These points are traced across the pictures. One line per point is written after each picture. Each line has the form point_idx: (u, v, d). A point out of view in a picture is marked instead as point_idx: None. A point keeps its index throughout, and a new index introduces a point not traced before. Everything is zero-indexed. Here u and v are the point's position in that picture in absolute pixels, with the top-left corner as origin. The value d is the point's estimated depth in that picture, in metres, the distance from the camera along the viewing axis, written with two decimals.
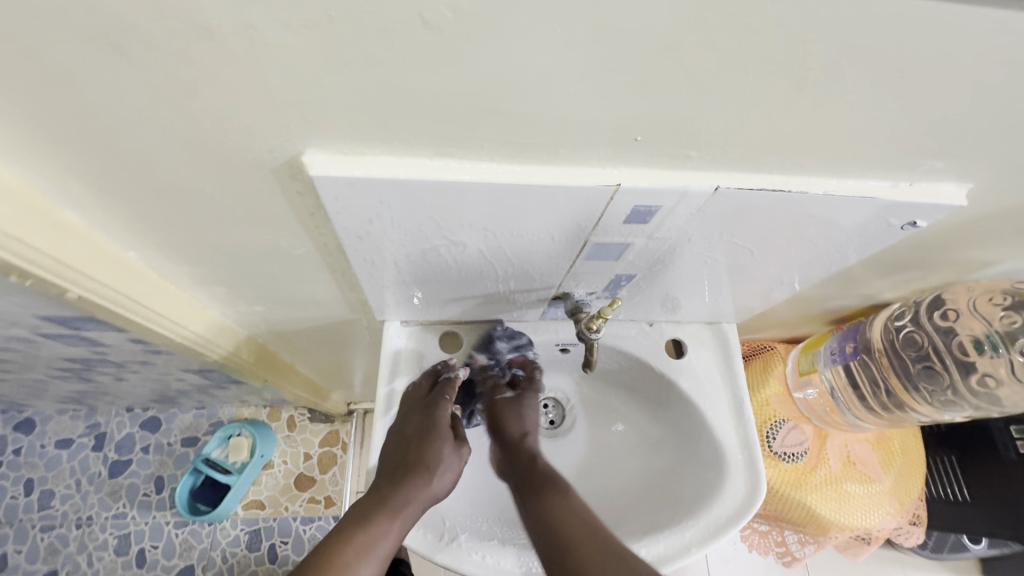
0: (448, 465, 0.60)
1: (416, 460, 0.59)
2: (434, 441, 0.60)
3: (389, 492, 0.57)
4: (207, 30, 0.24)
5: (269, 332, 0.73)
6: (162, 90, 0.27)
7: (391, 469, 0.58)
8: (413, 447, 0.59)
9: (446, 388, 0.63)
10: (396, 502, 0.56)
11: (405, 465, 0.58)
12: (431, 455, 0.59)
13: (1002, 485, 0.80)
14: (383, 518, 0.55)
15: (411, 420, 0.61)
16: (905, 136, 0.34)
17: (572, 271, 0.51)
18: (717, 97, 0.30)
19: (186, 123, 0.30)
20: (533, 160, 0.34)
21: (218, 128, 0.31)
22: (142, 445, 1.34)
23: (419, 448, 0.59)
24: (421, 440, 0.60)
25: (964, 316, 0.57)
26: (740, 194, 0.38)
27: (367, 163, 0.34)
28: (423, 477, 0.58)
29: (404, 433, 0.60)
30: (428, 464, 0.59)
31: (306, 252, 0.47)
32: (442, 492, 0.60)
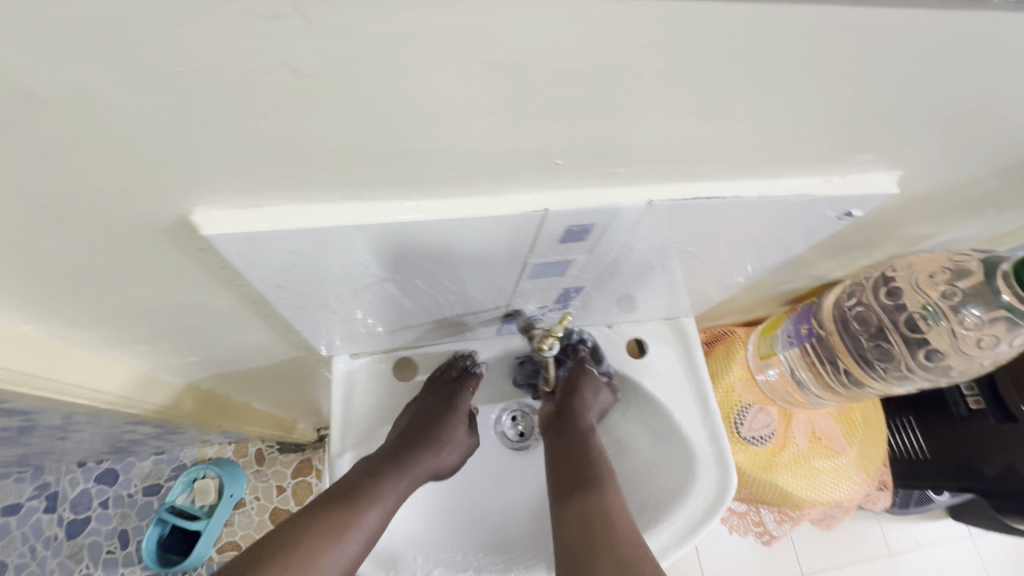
0: (460, 443, 0.62)
1: (432, 433, 0.59)
2: (449, 421, 0.61)
3: (403, 457, 0.57)
4: (33, 100, 0.20)
5: (212, 378, 0.68)
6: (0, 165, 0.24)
7: (405, 437, 0.59)
8: (433, 420, 0.60)
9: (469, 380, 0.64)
10: (406, 466, 0.56)
11: (422, 436, 0.59)
12: (447, 431, 0.60)
13: (954, 440, 0.83)
14: (392, 478, 0.55)
15: (433, 397, 0.63)
16: (833, 134, 0.33)
17: (518, 289, 0.49)
18: (634, 116, 0.28)
19: (43, 194, 0.26)
20: (451, 194, 0.32)
21: (83, 195, 0.27)
22: (101, 500, 1.26)
23: (437, 423, 0.60)
24: (439, 417, 0.61)
25: (907, 291, 0.57)
26: (675, 205, 0.36)
27: (268, 215, 0.31)
28: (436, 450, 0.59)
29: (425, 408, 0.61)
30: (443, 439, 0.60)
31: (228, 303, 0.43)
32: (447, 467, 0.61)
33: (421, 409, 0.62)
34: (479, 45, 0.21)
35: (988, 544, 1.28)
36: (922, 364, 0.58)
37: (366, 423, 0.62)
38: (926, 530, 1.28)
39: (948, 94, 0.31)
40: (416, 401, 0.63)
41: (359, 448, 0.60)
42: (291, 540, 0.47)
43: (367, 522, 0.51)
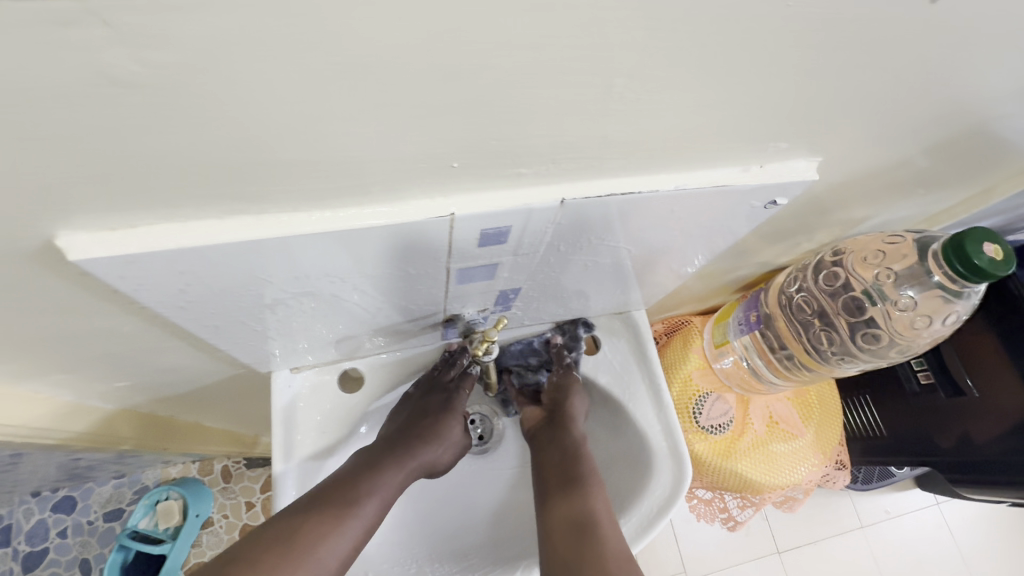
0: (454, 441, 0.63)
1: (428, 429, 0.60)
2: (446, 419, 0.62)
3: (399, 451, 0.57)
4: None
5: (149, 401, 0.65)
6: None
7: (401, 433, 0.59)
8: (429, 416, 0.61)
9: (467, 380, 0.65)
10: (404, 460, 0.56)
11: (418, 432, 0.59)
12: (444, 428, 0.61)
13: (908, 415, 0.85)
14: (389, 471, 0.54)
15: (428, 396, 0.63)
16: (742, 124, 0.32)
17: (451, 295, 0.48)
18: (522, 115, 0.26)
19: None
20: (346, 203, 0.30)
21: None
22: (58, 530, 1.21)
23: (433, 420, 0.61)
24: (434, 415, 0.61)
25: (845, 275, 0.58)
26: (588, 203, 0.35)
27: (144, 234, 0.28)
28: (432, 445, 0.59)
29: (420, 407, 0.62)
30: (438, 435, 0.60)
31: (136, 327, 0.40)
32: (441, 464, 0.62)
33: (415, 408, 0.62)
34: (322, 47, 0.20)
35: (953, 510, 1.32)
36: (862, 346, 0.59)
37: (310, 437, 0.59)
38: (894, 500, 1.31)
39: (850, 80, 0.31)
40: (410, 402, 0.64)
41: (303, 464, 0.58)
42: (292, 529, 0.45)
43: (368, 512, 0.50)
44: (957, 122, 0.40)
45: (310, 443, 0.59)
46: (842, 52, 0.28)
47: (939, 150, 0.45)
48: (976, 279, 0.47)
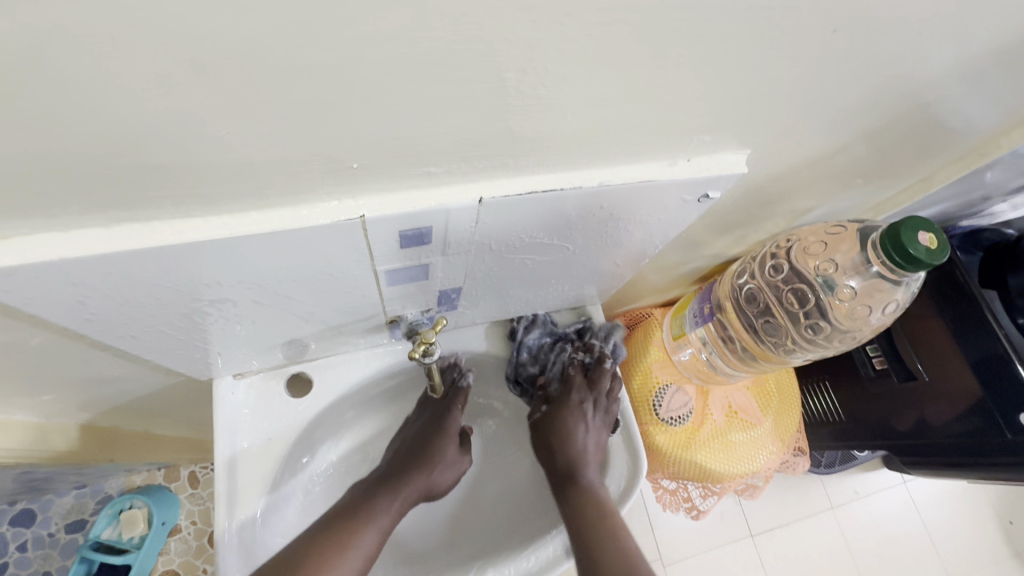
0: (451, 463, 0.64)
1: (423, 455, 0.62)
2: (439, 441, 0.63)
3: (396, 478, 0.59)
4: None
5: (89, 412, 0.63)
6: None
7: (397, 462, 0.62)
8: (424, 442, 0.63)
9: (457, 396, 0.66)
10: (399, 485, 0.59)
11: (413, 459, 0.61)
12: (442, 452, 0.63)
13: (864, 400, 0.87)
14: (384, 497, 0.57)
15: (425, 418, 0.65)
16: (657, 118, 0.32)
17: (386, 297, 0.47)
18: (413, 113, 0.25)
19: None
20: (243, 206, 0.29)
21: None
22: (18, 544, 1.18)
23: (430, 443, 0.63)
24: (430, 439, 0.63)
25: (789, 267, 0.58)
26: (508, 201, 0.34)
27: (21, 245, 0.27)
28: (428, 470, 0.61)
29: (416, 433, 0.64)
30: (438, 459, 0.62)
31: (46, 339, 0.39)
32: (442, 487, 0.64)
33: (413, 434, 0.64)
34: (161, 45, 0.18)
35: (920, 488, 1.35)
36: (809, 336, 0.59)
37: (255, 445, 0.58)
38: (863, 480, 1.34)
39: (763, 73, 0.30)
40: (413, 428, 0.65)
41: (248, 472, 0.57)
42: (302, 560, 0.49)
43: (366, 540, 0.53)
44: (883, 113, 0.40)
45: (255, 451, 0.58)
46: (747, 42, 0.27)
47: (871, 140, 0.45)
48: (912, 268, 0.48)
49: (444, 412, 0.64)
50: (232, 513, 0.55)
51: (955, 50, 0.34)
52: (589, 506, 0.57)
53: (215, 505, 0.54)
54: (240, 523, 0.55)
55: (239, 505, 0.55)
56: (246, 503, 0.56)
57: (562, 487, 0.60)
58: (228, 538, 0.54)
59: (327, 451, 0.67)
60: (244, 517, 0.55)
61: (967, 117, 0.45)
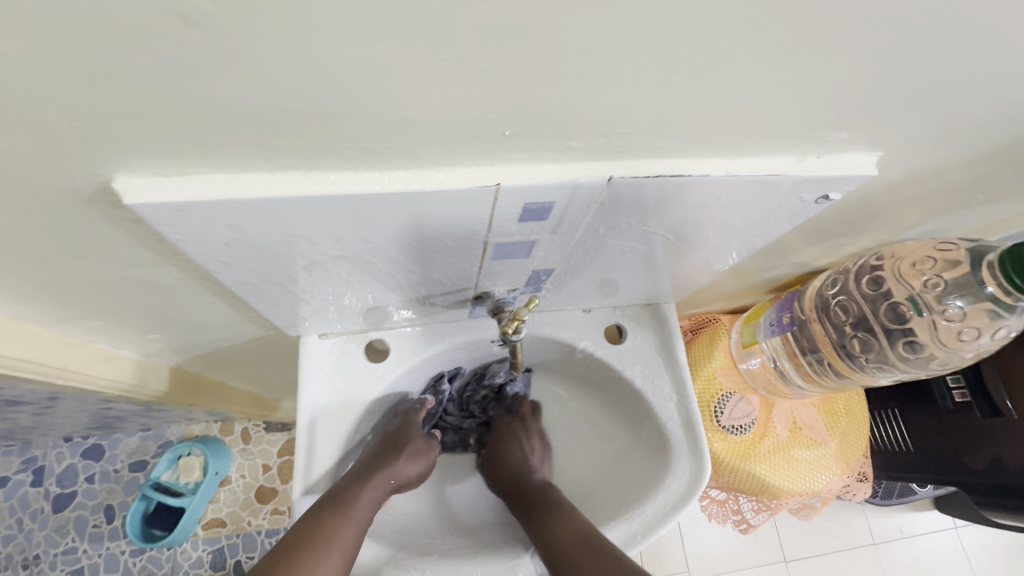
0: (422, 451, 0.63)
1: (390, 445, 0.61)
2: (403, 433, 0.62)
3: (362, 470, 0.57)
4: None
5: (181, 356, 0.67)
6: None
7: (366, 457, 0.60)
8: (390, 436, 0.62)
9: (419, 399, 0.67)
10: (367, 475, 0.57)
11: (381, 450, 0.60)
12: (409, 441, 0.62)
13: (937, 433, 0.83)
14: (355, 487, 0.55)
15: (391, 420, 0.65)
16: (804, 109, 0.31)
17: (484, 271, 0.47)
18: (578, 84, 0.26)
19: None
20: (393, 165, 0.30)
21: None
22: (87, 475, 1.26)
23: (396, 436, 0.62)
24: (394, 432, 0.62)
25: (891, 280, 0.56)
26: (635, 182, 0.34)
27: (195, 183, 0.29)
28: (397, 455, 0.60)
29: (383, 432, 0.63)
30: (406, 451, 0.61)
31: (177, 279, 0.41)
32: (413, 477, 0.61)
33: (381, 434, 0.64)
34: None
35: (972, 536, 1.28)
36: (902, 356, 0.57)
37: (334, 403, 0.61)
38: (911, 519, 1.28)
39: (926, 70, 0.29)
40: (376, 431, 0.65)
41: (326, 428, 0.59)
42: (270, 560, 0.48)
43: (342, 534, 0.51)
44: None
45: (335, 408, 0.60)
46: (922, 34, 0.26)
47: (1004, 156, 0.43)
48: None
49: (406, 411, 0.66)
50: (310, 463, 0.58)
51: None
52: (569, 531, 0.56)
53: (295, 455, 0.58)
54: (319, 473, 0.58)
55: (319, 456, 0.58)
56: (326, 457, 0.58)
57: (546, 513, 0.59)
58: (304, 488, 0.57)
59: None
60: (322, 468, 0.58)
61: None
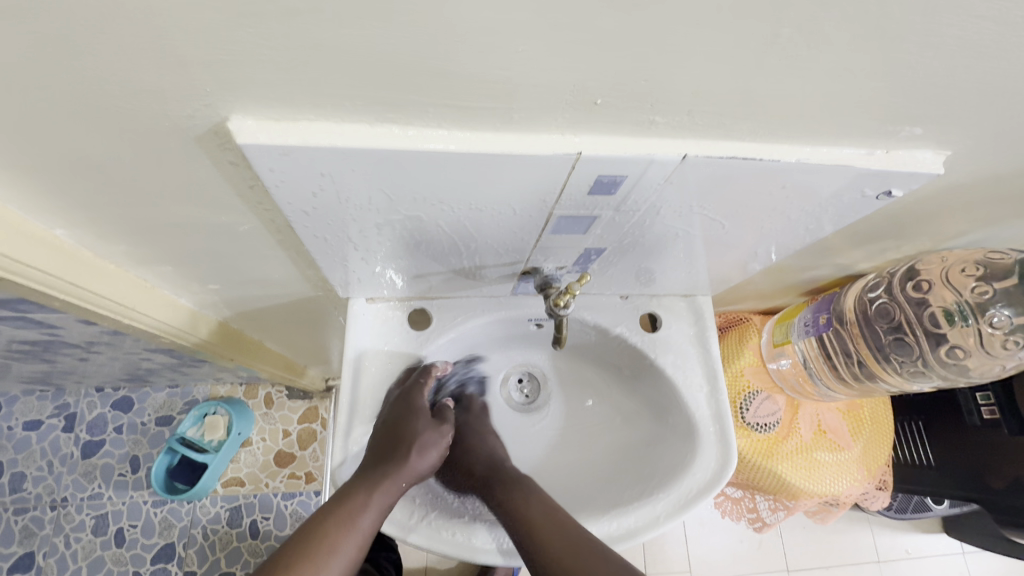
0: (430, 443, 0.59)
1: (396, 438, 0.57)
2: (409, 421, 0.58)
3: (370, 470, 0.54)
4: None
5: (230, 311, 0.70)
6: (25, 41, 0.24)
7: (370, 451, 0.56)
8: (397, 425, 0.57)
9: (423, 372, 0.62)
10: (376, 479, 0.54)
11: (386, 448, 0.56)
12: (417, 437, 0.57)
13: (963, 448, 0.83)
14: (359, 495, 0.52)
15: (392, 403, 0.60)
16: (884, 100, 0.32)
17: (539, 245, 0.49)
18: (678, 55, 0.27)
19: (68, 76, 0.26)
20: (485, 126, 0.32)
21: (110, 87, 0.27)
22: (115, 426, 1.31)
23: (403, 429, 0.57)
24: (399, 423, 0.57)
25: (936, 286, 0.56)
26: (708, 162, 0.35)
27: (301, 129, 0.31)
28: (407, 454, 0.56)
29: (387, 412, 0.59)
30: (413, 446, 0.57)
31: (253, 228, 0.44)
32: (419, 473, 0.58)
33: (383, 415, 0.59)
34: None
35: (981, 564, 1.27)
36: (941, 361, 0.58)
37: (377, 363, 0.62)
38: (919, 541, 1.27)
39: (1013, 69, 0.30)
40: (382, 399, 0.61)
41: (371, 386, 0.61)
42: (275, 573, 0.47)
43: (346, 544, 0.50)
44: None
45: (377, 367, 0.62)
46: (1016, 31, 0.27)
47: None
48: None
49: (409, 392, 0.60)
50: (351, 419, 0.60)
51: None
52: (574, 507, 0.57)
53: (337, 411, 0.60)
54: (358, 429, 0.59)
55: (357, 413, 0.60)
56: (364, 413, 0.60)
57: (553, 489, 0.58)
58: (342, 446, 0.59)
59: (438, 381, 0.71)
60: (361, 425, 0.60)
61: None
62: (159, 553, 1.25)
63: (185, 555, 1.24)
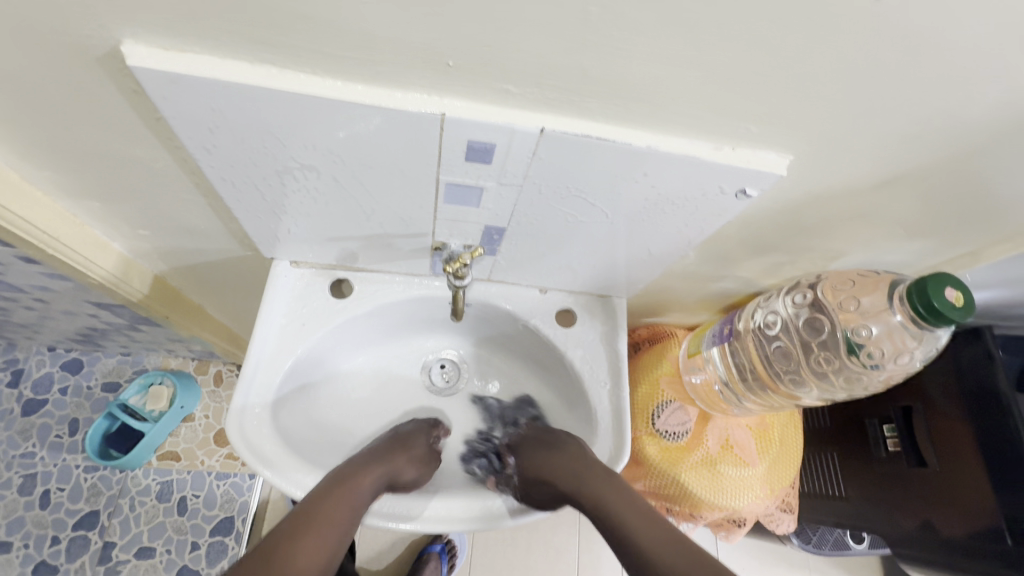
0: (425, 460, 0.63)
1: (397, 443, 0.62)
2: (413, 438, 0.64)
3: (368, 459, 0.58)
4: None
5: (167, 266, 0.73)
6: None
7: (375, 445, 0.61)
8: (398, 436, 0.64)
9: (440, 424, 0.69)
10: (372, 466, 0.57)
11: (386, 447, 0.61)
12: (416, 448, 0.62)
13: (870, 481, 0.83)
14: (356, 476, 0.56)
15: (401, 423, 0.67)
16: (711, 93, 0.36)
17: (440, 217, 0.52)
18: (510, 24, 0.31)
19: None
20: (353, 75, 0.36)
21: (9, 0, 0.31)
22: (60, 386, 1.31)
23: (403, 439, 0.63)
24: (403, 437, 0.63)
25: (816, 297, 0.61)
26: (566, 138, 0.40)
27: (187, 59, 0.34)
28: (403, 455, 0.61)
29: (390, 432, 0.65)
30: (411, 454, 0.61)
31: (168, 166, 0.47)
32: (410, 480, 0.60)
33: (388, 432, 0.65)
34: None
35: None
36: (816, 367, 0.61)
37: (290, 323, 0.65)
38: None
39: (808, 74, 0.35)
40: (289, 366, 0.63)
41: (280, 344, 0.64)
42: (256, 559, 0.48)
43: (346, 517, 0.53)
44: (926, 154, 0.42)
45: (289, 327, 0.65)
46: (795, 33, 0.31)
47: (918, 185, 0.46)
48: (932, 321, 0.49)
49: (420, 424, 0.67)
50: (256, 373, 0.61)
51: (999, 104, 0.37)
52: (648, 552, 0.52)
53: (235, 390, 0.60)
54: (256, 405, 0.60)
55: (257, 389, 0.61)
56: (266, 390, 0.61)
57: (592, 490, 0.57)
58: (238, 429, 0.57)
59: (355, 355, 0.73)
60: (261, 406, 0.60)
61: (1011, 191, 0.47)
62: (81, 520, 1.23)
63: (108, 524, 1.23)
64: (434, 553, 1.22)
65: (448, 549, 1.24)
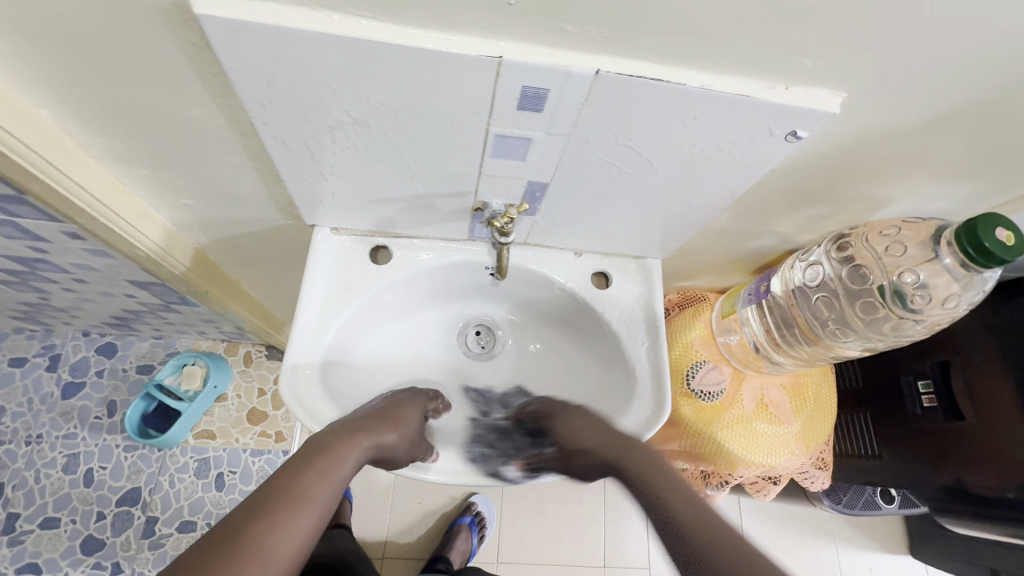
0: (414, 434, 0.59)
1: (386, 414, 0.58)
2: (402, 409, 0.60)
3: (352, 429, 0.54)
4: None
5: (208, 239, 0.74)
6: None
7: (359, 415, 0.57)
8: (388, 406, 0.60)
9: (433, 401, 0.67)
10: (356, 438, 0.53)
11: (372, 417, 0.57)
12: (403, 420, 0.59)
13: (905, 439, 0.83)
14: (338, 448, 0.52)
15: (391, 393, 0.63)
16: (769, 26, 0.36)
17: (485, 173, 0.53)
18: None
19: None
20: (412, 19, 0.36)
21: None
22: (97, 369, 1.34)
23: (392, 409, 0.59)
24: (393, 407, 0.59)
25: (859, 246, 0.61)
26: (620, 80, 0.40)
27: (252, 8, 0.35)
28: (390, 427, 0.57)
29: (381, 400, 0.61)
30: (398, 426, 0.58)
31: (220, 127, 0.48)
32: (394, 453, 0.57)
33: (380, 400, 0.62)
34: None
35: None
36: (858, 316, 0.61)
37: (333, 288, 0.66)
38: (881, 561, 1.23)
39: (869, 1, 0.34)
40: (335, 329, 0.65)
41: (325, 309, 0.65)
42: (228, 537, 0.43)
43: (323, 494, 0.49)
44: (981, 87, 0.42)
45: (332, 292, 0.66)
46: None
47: (969, 122, 0.46)
48: (982, 263, 0.49)
49: (412, 397, 0.63)
50: (304, 335, 0.63)
51: None
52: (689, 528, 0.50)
53: (285, 353, 0.61)
54: (306, 366, 0.61)
55: (305, 351, 0.62)
56: (314, 352, 0.63)
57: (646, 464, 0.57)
58: (291, 388, 0.59)
59: (395, 322, 0.74)
60: (310, 367, 0.62)
61: None
62: (124, 497, 1.27)
63: (150, 500, 1.27)
64: (464, 525, 1.24)
65: (477, 520, 1.27)
